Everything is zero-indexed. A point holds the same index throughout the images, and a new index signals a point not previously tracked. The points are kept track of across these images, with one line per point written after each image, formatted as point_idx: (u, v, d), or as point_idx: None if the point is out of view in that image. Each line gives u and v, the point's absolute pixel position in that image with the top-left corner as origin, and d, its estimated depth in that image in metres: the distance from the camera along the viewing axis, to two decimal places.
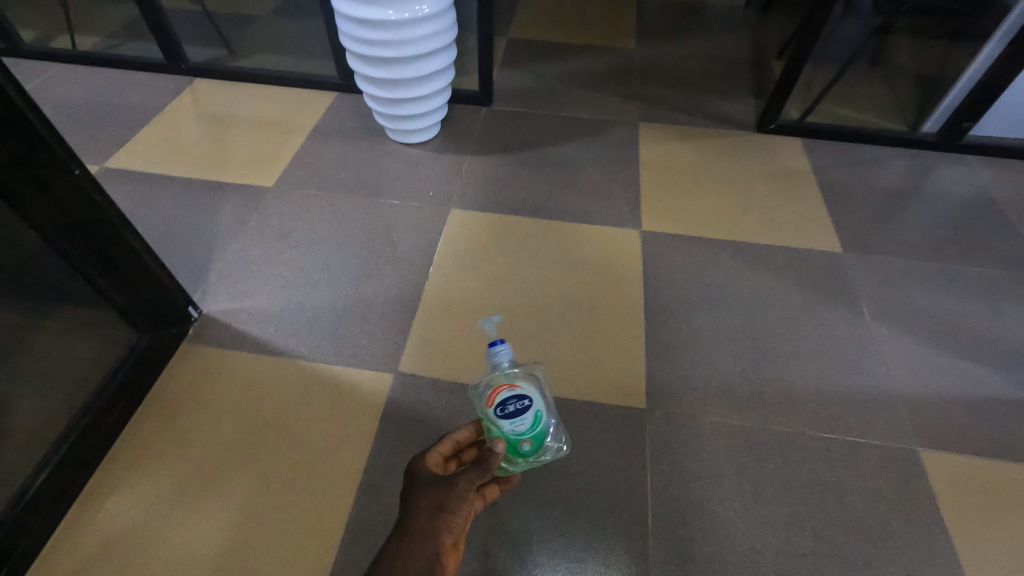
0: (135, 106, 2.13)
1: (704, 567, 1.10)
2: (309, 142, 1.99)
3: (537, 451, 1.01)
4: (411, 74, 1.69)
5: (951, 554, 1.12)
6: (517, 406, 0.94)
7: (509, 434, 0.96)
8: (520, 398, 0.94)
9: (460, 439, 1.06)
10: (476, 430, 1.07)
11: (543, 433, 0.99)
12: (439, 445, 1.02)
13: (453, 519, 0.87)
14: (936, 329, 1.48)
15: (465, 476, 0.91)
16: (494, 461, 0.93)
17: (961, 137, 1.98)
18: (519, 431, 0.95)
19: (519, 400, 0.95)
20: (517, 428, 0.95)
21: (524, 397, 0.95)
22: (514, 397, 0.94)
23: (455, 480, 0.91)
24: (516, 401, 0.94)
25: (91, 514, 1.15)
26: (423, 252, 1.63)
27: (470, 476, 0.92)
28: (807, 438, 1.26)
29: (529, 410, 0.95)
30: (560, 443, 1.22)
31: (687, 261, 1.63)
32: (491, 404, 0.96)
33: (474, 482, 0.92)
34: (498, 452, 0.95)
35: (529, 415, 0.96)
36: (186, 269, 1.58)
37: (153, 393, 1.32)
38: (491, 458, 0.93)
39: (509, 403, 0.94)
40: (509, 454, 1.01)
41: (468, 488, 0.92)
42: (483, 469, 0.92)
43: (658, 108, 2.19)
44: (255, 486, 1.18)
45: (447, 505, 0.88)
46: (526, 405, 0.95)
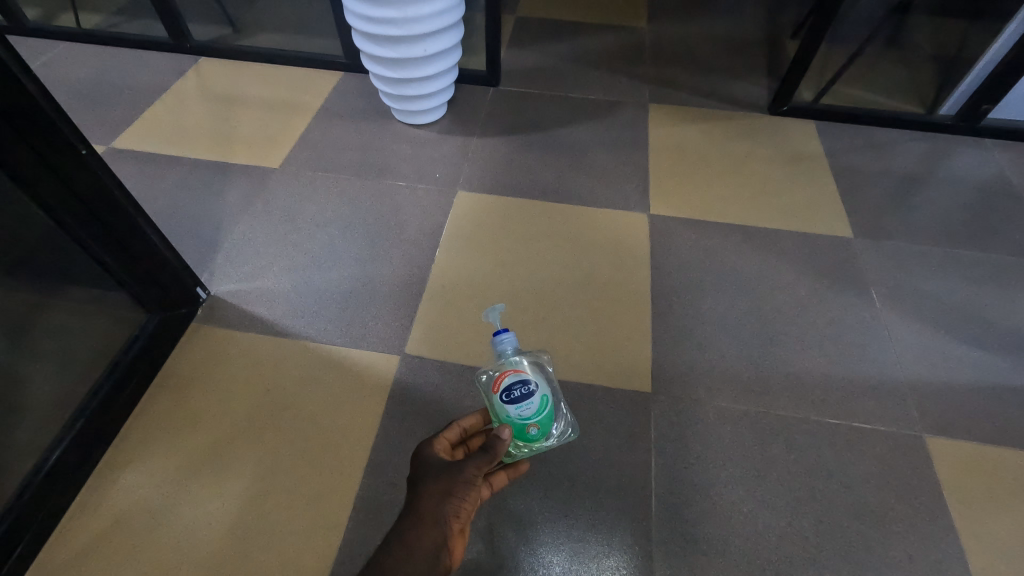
0: (138, 86, 2.09)
1: (718, 548, 1.09)
2: (314, 123, 1.95)
3: (543, 437, 1.01)
4: (418, 52, 1.65)
5: (969, 538, 1.11)
6: (522, 390, 0.95)
7: (515, 419, 0.97)
8: (525, 382, 0.96)
9: (466, 426, 1.05)
10: (482, 417, 1.07)
11: (550, 417, 1.00)
12: (446, 431, 1.01)
13: (460, 505, 0.86)
14: (953, 313, 1.46)
15: (472, 462, 0.89)
16: (502, 446, 0.90)
17: (979, 120, 1.95)
18: (525, 416, 0.96)
19: (524, 385, 0.96)
20: (523, 412, 0.96)
21: (529, 382, 0.96)
22: (520, 382, 0.95)
23: (461, 467, 0.89)
24: (520, 386, 0.95)
25: (101, 492, 1.14)
26: (430, 234, 1.61)
27: (477, 462, 0.89)
28: (817, 422, 1.25)
29: (535, 395, 0.96)
30: (566, 427, 1.19)
31: (700, 243, 1.60)
32: (497, 390, 0.96)
33: (482, 469, 0.89)
34: (506, 438, 0.91)
35: (535, 400, 0.96)
36: (193, 249, 1.56)
37: (162, 374, 1.30)
38: (500, 443, 0.90)
39: (515, 387, 0.95)
40: (515, 440, 1.02)
41: (475, 475, 0.89)
42: (490, 455, 0.90)
43: (669, 89, 2.16)
44: (265, 467, 1.17)
45: (455, 490, 0.86)
46: (531, 390, 0.96)
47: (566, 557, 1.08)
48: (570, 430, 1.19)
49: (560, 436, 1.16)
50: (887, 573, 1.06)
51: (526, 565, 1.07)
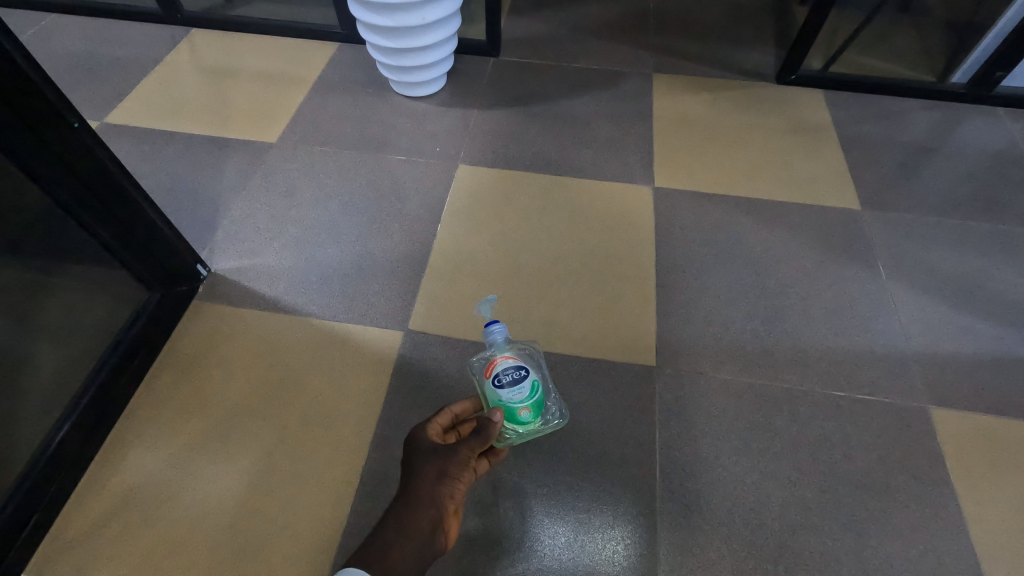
0: (130, 59, 2.04)
1: (722, 517, 1.10)
2: (310, 95, 1.91)
3: (534, 422, 1.01)
4: (416, 21, 1.60)
5: (969, 507, 1.12)
6: (514, 375, 0.96)
7: (506, 403, 0.97)
8: (517, 367, 0.97)
9: (458, 411, 1.04)
10: (473, 404, 1.07)
11: (540, 402, 1.00)
12: (438, 416, 0.99)
13: (455, 486, 0.87)
14: (959, 284, 1.45)
15: (465, 444, 0.90)
16: (493, 429, 0.92)
17: (992, 87, 1.91)
18: (516, 400, 0.97)
19: (515, 370, 0.97)
20: (514, 397, 0.97)
21: (521, 367, 0.97)
22: (511, 367, 0.97)
23: (456, 449, 0.89)
24: (513, 370, 0.96)
25: (112, 465, 1.15)
26: (431, 209, 1.58)
27: (471, 444, 0.91)
28: (820, 395, 1.25)
29: (527, 379, 0.97)
30: (553, 417, 1.19)
31: (704, 216, 1.58)
32: (489, 375, 0.98)
33: (475, 450, 0.91)
34: (497, 420, 0.93)
35: (527, 384, 0.97)
36: (191, 226, 1.53)
37: (165, 351, 1.30)
38: (492, 425, 0.92)
39: (505, 372, 0.96)
40: (507, 425, 1.02)
41: (469, 455, 0.91)
42: (483, 437, 0.91)
43: (673, 58, 2.10)
44: (269, 440, 1.18)
45: (449, 471, 0.87)
46: (523, 374, 0.97)
47: (568, 526, 1.09)
48: (556, 418, 1.19)
49: (544, 426, 1.17)
50: (884, 540, 1.08)
51: (531, 536, 1.08)
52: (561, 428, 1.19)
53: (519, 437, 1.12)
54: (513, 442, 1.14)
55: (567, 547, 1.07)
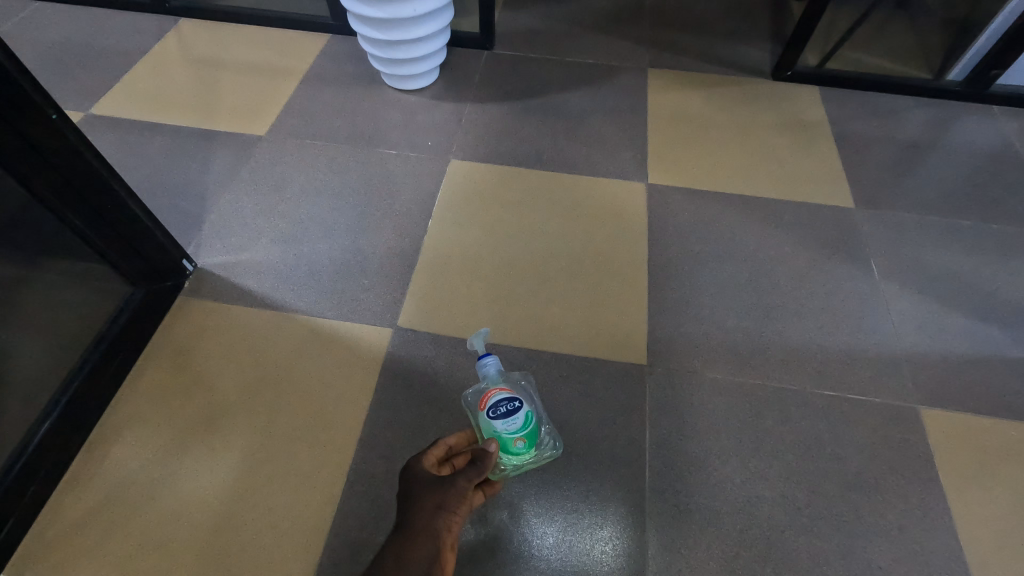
0: (117, 49, 2.00)
1: (711, 517, 1.09)
2: (300, 87, 1.88)
3: (529, 452, 1.04)
4: (407, 12, 1.57)
5: (958, 508, 1.12)
6: (508, 406, 0.98)
7: (502, 434, 0.99)
8: (511, 399, 0.99)
9: (453, 443, 1.04)
10: (467, 436, 1.07)
11: (535, 431, 1.03)
12: (433, 447, 0.99)
13: (452, 518, 0.87)
14: (952, 284, 1.44)
15: (463, 475, 0.91)
16: (490, 459, 0.94)
17: (987, 85, 1.90)
18: (511, 430, 0.99)
19: (509, 402, 0.99)
20: (509, 428, 0.99)
21: (515, 398, 0.99)
22: (506, 399, 0.99)
23: (453, 480, 0.90)
24: (507, 403, 0.98)
25: (96, 461, 1.14)
26: (422, 204, 1.56)
27: (468, 475, 0.91)
28: (810, 395, 1.24)
29: (521, 411, 0.99)
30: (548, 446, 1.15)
31: (698, 213, 1.57)
32: (483, 407, 0.99)
33: (473, 481, 0.92)
34: (492, 450, 0.95)
35: (521, 415, 0.99)
36: (178, 220, 1.51)
37: (150, 347, 1.28)
38: (488, 456, 0.94)
39: (500, 404, 0.98)
40: (502, 456, 1.03)
41: (467, 487, 0.91)
42: (480, 468, 0.93)
43: (668, 53, 2.08)
44: (255, 438, 1.17)
45: (446, 503, 0.87)
46: (517, 406, 0.99)
47: (557, 525, 1.08)
48: (550, 438, 1.16)
49: (538, 457, 1.13)
50: (872, 541, 1.08)
51: (518, 536, 1.07)
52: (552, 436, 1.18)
53: (515, 467, 1.09)
54: (508, 474, 1.11)
55: (554, 547, 1.06)
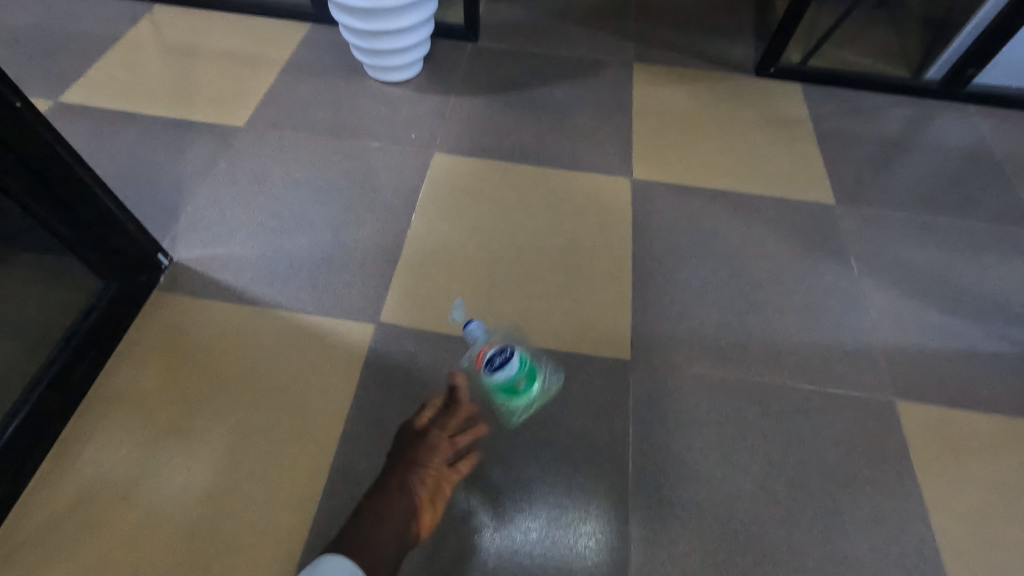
0: (88, 35, 1.93)
1: (693, 511, 1.10)
2: (280, 77, 1.84)
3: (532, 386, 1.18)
4: (390, 3, 1.54)
5: (932, 499, 1.14)
6: (502, 356, 1.08)
7: (507, 379, 1.10)
8: (502, 350, 1.09)
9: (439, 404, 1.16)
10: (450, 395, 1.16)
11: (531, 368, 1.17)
12: (422, 410, 1.13)
13: (425, 470, 1.03)
14: (929, 279, 1.47)
15: (435, 424, 1.09)
16: (462, 390, 1.15)
17: (964, 84, 1.93)
18: (513, 374, 1.10)
19: (501, 352, 1.09)
20: (510, 373, 1.09)
21: (505, 348, 1.09)
22: (497, 350, 1.09)
23: (427, 428, 1.09)
24: (499, 353, 1.09)
25: (68, 461, 1.10)
26: (405, 198, 1.54)
27: (439, 424, 1.09)
28: (791, 389, 1.26)
29: (513, 356, 1.09)
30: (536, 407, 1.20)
31: (682, 208, 1.57)
32: (482, 365, 1.09)
33: (444, 429, 1.08)
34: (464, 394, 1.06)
35: (515, 359, 1.09)
36: (153, 213, 1.47)
37: (124, 344, 1.25)
38: (458, 385, 1.15)
39: (495, 355, 1.08)
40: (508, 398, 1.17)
41: (439, 436, 1.07)
42: (449, 410, 1.12)
43: (654, 48, 2.08)
44: (234, 436, 1.14)
45: (417, 458, 1.03)
46: (508, 353, 1.09)
47: (541, 521, 1.08)
48: (533, 431, 1.17)
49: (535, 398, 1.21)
50: (849, 532, 1.09)
51: (502, 531, 1.07)
52: (537, 431, 1.18)
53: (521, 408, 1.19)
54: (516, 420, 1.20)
55: (538, 542, 1.06)
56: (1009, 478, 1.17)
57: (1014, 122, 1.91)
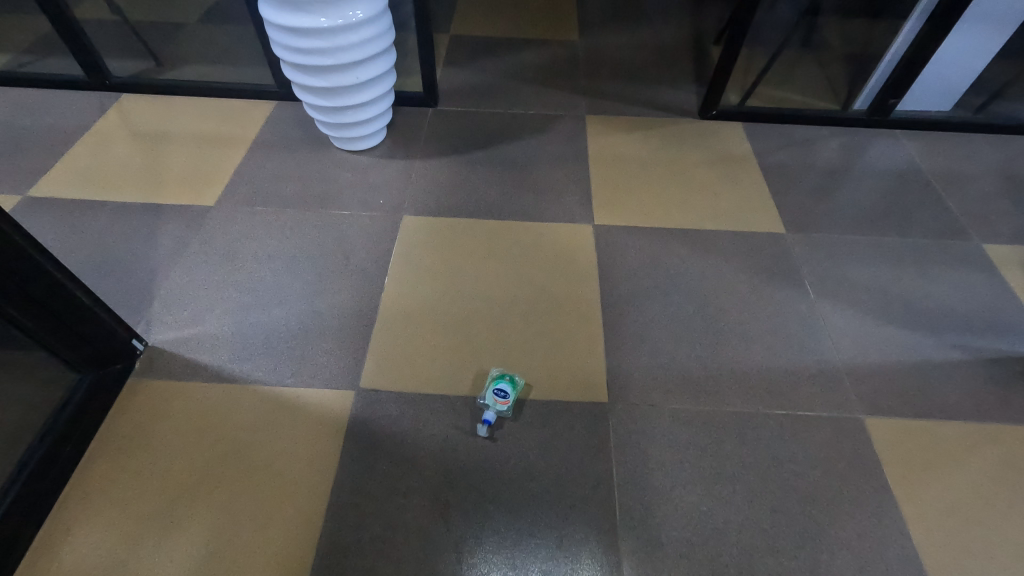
0: (56, 128, 1.98)
1: (682, 548, 1.12)
2: (248, 155, 1.90)
3: (501, 373, 1.32)
4: (350, 80, 1.64)
5: (910, 512, 1.18)
6: (500, 391, 1.23)
7: (510, 379, 1.27)
8: (500, 394, 1.23)
9: None
10: None
11: (497, 375, 1.30)
12: None
13: None
14: (880, 296, 1.56)
15: None
16: None
17: (888, 113, 2.10)
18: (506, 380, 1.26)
19: (501, 394, 1.23)
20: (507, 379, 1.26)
21: (495, 391, 1.23)
22: (499, 395, 1.23)
23: None
24: (500, 395, 1.23)
25: (43, 565, 1.07)
26: (377, 262, 1.59)
27: None
28: (763, 415, 1.30)
29: (498, 383, 1.24)
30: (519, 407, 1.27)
31: (644, 249, 1.65)
32: (509, 399, 1.23)
33: None
34: None
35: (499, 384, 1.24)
36: (126, 298, 1.48)
37: (99, 436, 1.23)
38: None
39: (502, 395, 1.23)
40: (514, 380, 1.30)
41: None
42: None
43: (603, 100, 2.22)
44: (217, 519, 1.13)
45: None
46: (498, 390, 1.23)
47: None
48: (515, 480, 1.19)
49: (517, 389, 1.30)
50: (836, 552, 1.12)
51: None
52: (523, 484, 1.19)
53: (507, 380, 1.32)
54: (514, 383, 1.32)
55: None
56: (980, 482, 1.22)
57: (938, 143, 2.08)
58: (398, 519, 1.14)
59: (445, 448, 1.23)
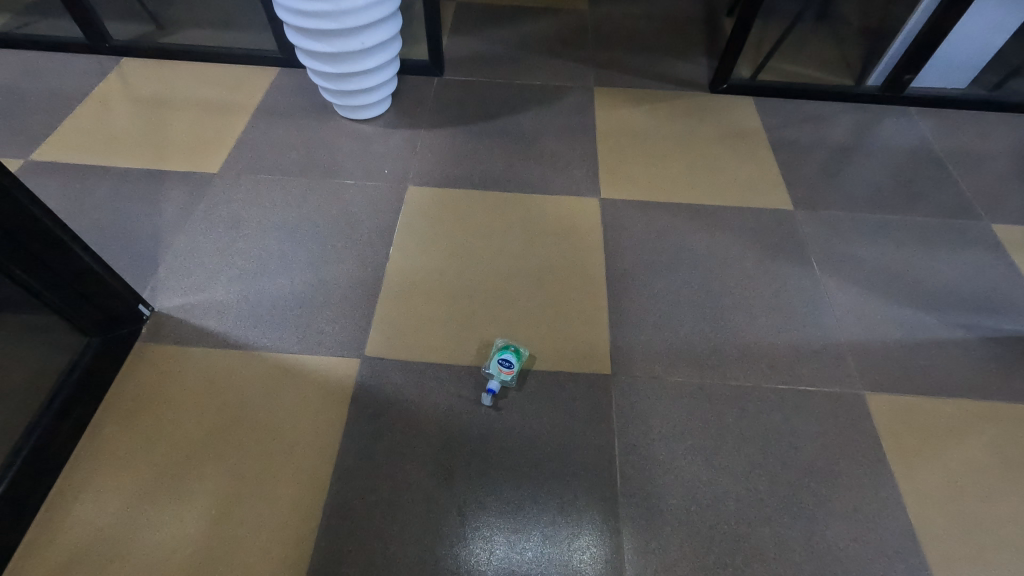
0: (57, 92, 1.95)
1: (681, 516, 1.14)
2: (252, 122, 1.88)
3: (506, 343, 1.32)
4: (354, 46, 1.60)
5: (906, 485, 1.20)
6: (504, 360, 1.24)
7: (515, 349, 1.28)
8: (504, 363, 1.23)
9: None
10: None
11: (502, 346, 1.30)
12: None
13: None
14: (886, 274, 1.55)
15: None
16: None
17: (903, 89, 2.06)
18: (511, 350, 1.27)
19: (505, 363, 1.23)
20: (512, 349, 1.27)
21: (500, 360, 1.24)
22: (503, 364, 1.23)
23: None
24: (505, 365, 1.23)
25: (57, 521, 1.09)
26: (382, 232, 1.58)
27: None
28: (765, 389, 1.31)
29: (503, 353, 1.25)
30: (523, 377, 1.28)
31: (650, 224, 1.64)
32: (513, 368, 1.24)
33: None
34: None
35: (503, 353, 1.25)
36: (132, 264, 1.48)
37: (109, 398, 1.25)
38: None
39: (506, 364, 1.23)
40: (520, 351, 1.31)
41: None
42: None
43: (612, 71, 2.18)
44: (226, 481, 1.15)
45: None
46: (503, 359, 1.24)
47: (536, 540, 1.10)
48: (520, 448, 1.21)
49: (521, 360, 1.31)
50: (831, 522, 1.14)
51: (498, 553, 1.09)
52: (525, 451, 1.21)
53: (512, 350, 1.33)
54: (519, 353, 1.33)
55: (534, 560, 1.08)
56: (976, 459, 1.23)
57: (952, 121, 2.04)
58: (402, 484, 1.16)
59: (449, 416, 1.25)
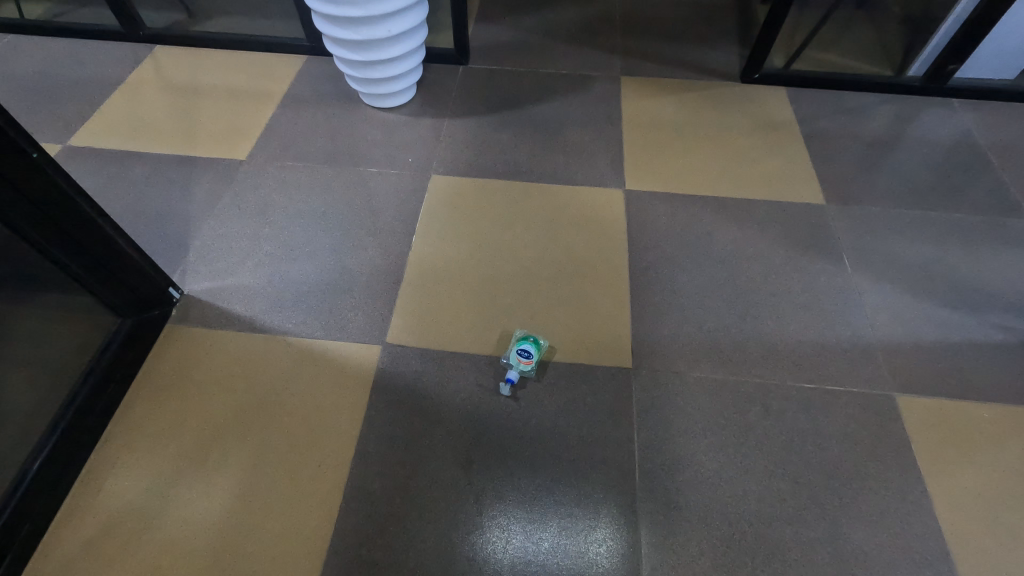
0: (93, 79, 2.00)
1: (701, 513, 1.12)
2: (278, 109, 1.90)
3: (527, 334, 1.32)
4: (381, 34, 1.60)
5: (937, 492, 1.16)
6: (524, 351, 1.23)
7: (534, 340, 1.27)
8: (523, 353, 1.23)
9: None
10: None
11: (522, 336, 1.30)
12: None
13: None
14: (923, 273, 1.50)
15: None
16: None
17: (946, 80, 1.97)
18: (531, 340, 1.27)
19: (525, 354, 1.23)
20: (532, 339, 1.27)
21: (519, 349, 1.23)
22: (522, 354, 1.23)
23: None
24: (524, 355, 1.23)
25: (91, 494, 1.14)
26: (405, 220, 1.59)
27: None
28: (790, 388, 1.28)
29: (523, 342, 1.25)
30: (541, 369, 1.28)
31: (676, 217, 1.61)
32: (532, 359, 1.23)
33: None
34: None
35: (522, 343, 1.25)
36: (162, 248, 1.52)
37: (139, 378, 1.29)
38: None
39: (525, 355, 1.23)
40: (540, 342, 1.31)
41: None
42: None
43: (640, 60, 2.13)
44: (250, 460, 1.18)
45: None
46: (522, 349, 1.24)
47: (552, 530, 1.10)
48: (535, 441, 1.21)
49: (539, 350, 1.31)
50: (856, 526, 1.11)
51: (514, 543, 1.09)
52: (544, 443, 1.21)
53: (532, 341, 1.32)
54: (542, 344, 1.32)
55: (550, 551, 1.08)
56: (1013, 466, 1.18)
57: (999, 114, 1.95)
58: (421, 471, 1.17)
59: (469, 405, 1.25)
